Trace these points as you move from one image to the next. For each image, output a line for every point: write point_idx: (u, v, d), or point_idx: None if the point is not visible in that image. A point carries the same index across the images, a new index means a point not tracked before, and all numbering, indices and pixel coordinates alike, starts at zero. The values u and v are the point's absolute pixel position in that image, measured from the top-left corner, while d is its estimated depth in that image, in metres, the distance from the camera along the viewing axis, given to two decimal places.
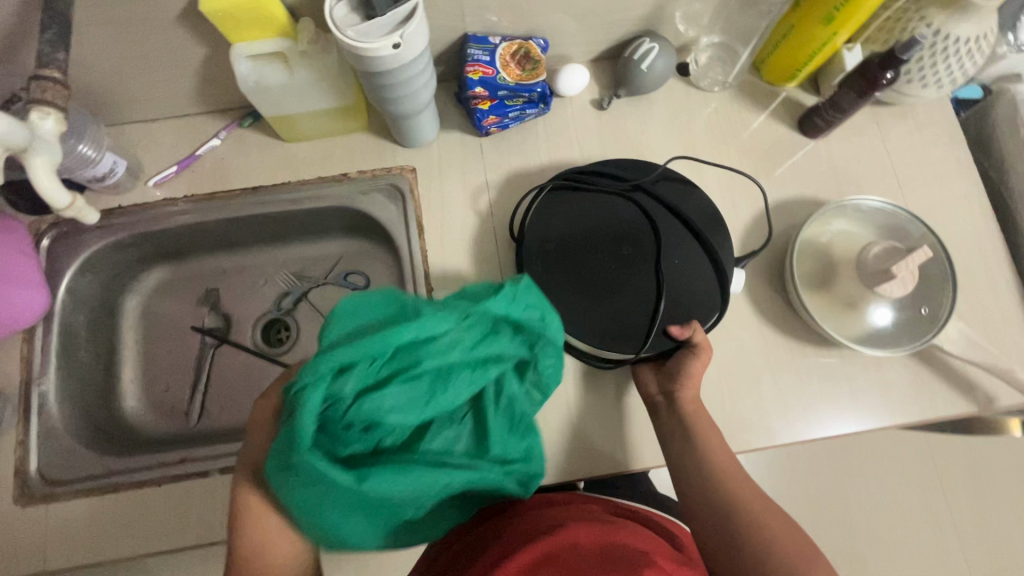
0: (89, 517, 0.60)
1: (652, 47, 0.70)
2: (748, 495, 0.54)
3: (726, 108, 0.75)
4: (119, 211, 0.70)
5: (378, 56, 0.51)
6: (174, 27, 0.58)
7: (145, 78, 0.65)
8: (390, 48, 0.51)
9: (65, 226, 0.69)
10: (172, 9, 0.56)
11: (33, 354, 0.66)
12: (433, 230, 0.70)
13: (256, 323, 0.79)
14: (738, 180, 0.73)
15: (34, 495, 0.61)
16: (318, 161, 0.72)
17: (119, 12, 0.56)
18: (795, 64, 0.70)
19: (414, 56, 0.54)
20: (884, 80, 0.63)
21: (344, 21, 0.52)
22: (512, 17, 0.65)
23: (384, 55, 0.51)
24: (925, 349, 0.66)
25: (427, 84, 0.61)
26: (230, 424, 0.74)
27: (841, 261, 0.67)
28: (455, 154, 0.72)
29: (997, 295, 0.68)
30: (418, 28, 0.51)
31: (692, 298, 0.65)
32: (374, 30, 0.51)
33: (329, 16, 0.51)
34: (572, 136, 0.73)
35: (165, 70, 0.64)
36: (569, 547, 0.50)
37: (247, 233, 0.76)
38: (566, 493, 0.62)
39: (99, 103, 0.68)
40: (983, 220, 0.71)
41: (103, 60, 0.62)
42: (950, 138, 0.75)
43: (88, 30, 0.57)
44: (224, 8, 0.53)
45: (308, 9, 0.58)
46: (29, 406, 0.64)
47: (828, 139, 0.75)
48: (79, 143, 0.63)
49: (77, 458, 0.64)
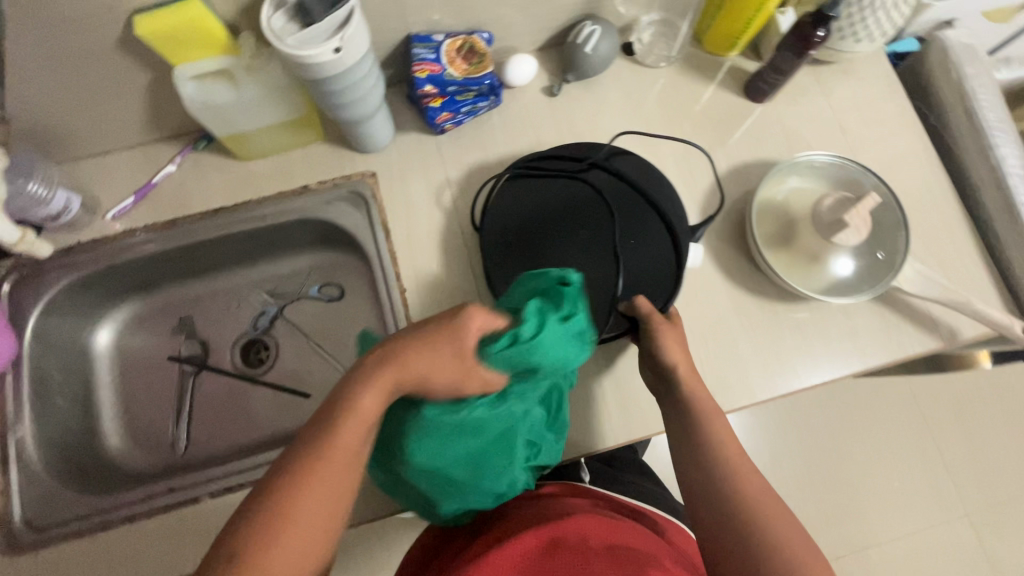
0: (80, 558, 0.59)
1: (593, 30, 0.71)
2: (730, 452, 0.55)
3: (674, 82, 0.77)
4: (79, 247, 0.69)
5: (321, 63, 0.52)
6: (113, 55, 0.58)
7: (91, 112, 0.65)
8: (331, 53, 0.51)
9: (24, 269, 0.68)
10: (108, 37, 0.55)
11: (7, 402, 0.65)
12: (399, 232, 0.70)
13: (234, 344, 0.79)
14: (693, 151, 0.74)
15: (22, 543, 0.60)
16: (277, 176, 0.72)
17: (53, 46, 0.55)
18: (733, 32, 0.72)
19: (357, 59, 0.54)
20: (817, 38, 0.65)
21: (282, 31, 0.52)
22: (453, 13, 0.66)
23: (325, 61, 0.51)
24: (888, 293, 0.68)
25: (375, 87, 0.61)
26: (218, 450, 0.74)
27: (798, 217, 0.69)
28: (414, 155, 0.72)
29: (951, 234, 0.70)
30: (357, 31, 0.52)
31: (649, 273, 0.66)
32: (313, 36, 0.51)
33: (267, 27, 0.51)
34: (527, 125, 0.74)
35: (109, 101, 0.64)
36: (575, 537, 0.52)
37: (214, 257, 0.76)
38: (566, 484, 0.65)
39: (46, 141, 0.67)
40: (929, 164, 0.74)
41: (44, 97, 0.61)
42: (891, 89, 0.77)
43: (24, 67, 0.57)
44: (161, 29, 0.52)
45: (247, 24, 0.58)
46: (8, 455, 0.64)
47: (775, 102, 0.76)
48: (29, 182, 0.63)
49: (63, 501, 0.64)
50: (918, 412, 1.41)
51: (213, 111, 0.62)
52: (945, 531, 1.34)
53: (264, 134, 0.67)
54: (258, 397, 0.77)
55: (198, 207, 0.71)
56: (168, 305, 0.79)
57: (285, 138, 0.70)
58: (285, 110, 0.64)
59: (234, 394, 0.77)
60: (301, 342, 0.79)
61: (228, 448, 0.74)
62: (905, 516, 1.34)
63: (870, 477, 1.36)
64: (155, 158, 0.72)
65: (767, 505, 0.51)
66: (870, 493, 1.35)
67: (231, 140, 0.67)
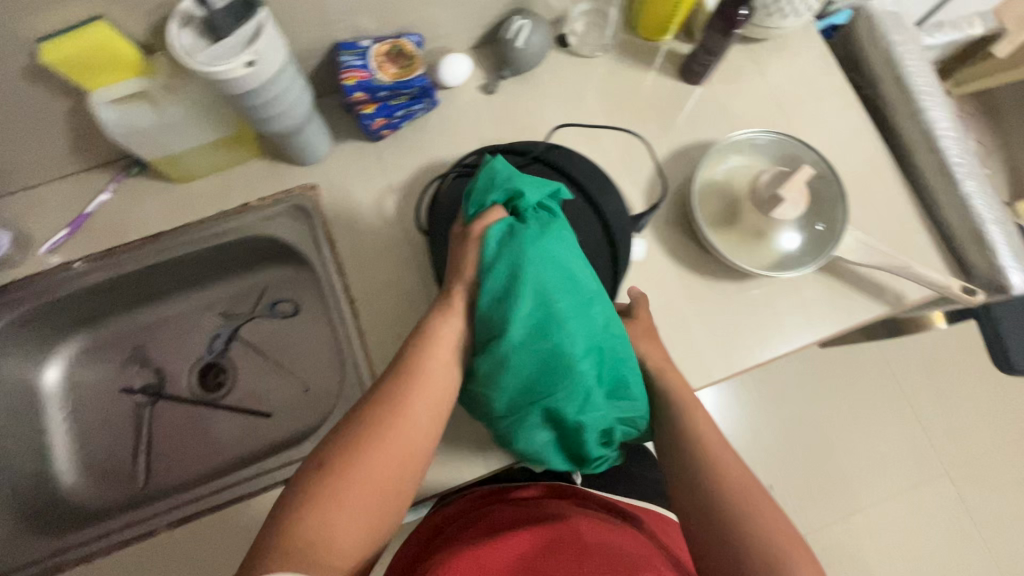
0: None
1: (523, 24, 0.70)
2: (682, 437, 0.56)
3: (612, 70, 0.77)
4: (14, 284, 0.67)
5: (237, 79, 0.51)
6: (24, 86, 0.56)
7: (13, 147, 0.63)
8: (244, 67, 0.50)
9: None
10: (16, 68, 0.54)
11: None
12: (344, 243, 0.69)
13: (190, 370, 0.77)
14: (634, 138, 0.74)
15: None
16: (216, 196, 0.70)
17: None
18: (662, 16, 0.72)
19: (274, 70, 0.53)
20: (740, 16, 0.65)
21: (192, 47, 0.50)
22: (377, 17, 0.65)
23: (240, 75, 0.50)
24: (830, 262, 0.69)
25: (301, 96, 0.60)
26: (180, 478, 0.73)
27: (740, 195, 0.69)
28: (354, 163, 0.72)
29: (891, 200, 0.72)
30: (270, 41, 0.51)
31: None
32: (224, 50, 0.50)
33: (175, 44, 0.49)
34: (467, 124, 0.74)
35: (29, 133, 0.62)
36: (569, 534, 0.53)
37: (160, 282, 0.74)
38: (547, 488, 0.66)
39: None
40: (866, 133, 0.75)
41: None
42: (826, 62, 0.78)
43: None
44: (67, 55, 0.51)
45: (162, 44, 0.57)
46: None
47: (712, 83, 0.77)
48: None
49: (20, 545, 0.63)
50: (891, 376, 1.43)
51: (136, 135, 0.60)
52: (927, 490, 1.37)
53: (195, 154, 0.66)
54: (220, 420, 0.76)
55: (136, 234, 0.69)
56: (115, 335, 0.77)
57: (220, 156, 0.68)
58: (212, 127, 0.62)
59: (195, 419, 0.75)
60: (259, 361, 0.78)
61: (193, 475, 0.73)
62: (887, 480, 1.36)
63: (851, 445, 1.38)
64: (88, 189, 0.70)
65: (720, 484, 0.52)
66: (852, 460, 1.37)
67: (162, 162, 0.65)
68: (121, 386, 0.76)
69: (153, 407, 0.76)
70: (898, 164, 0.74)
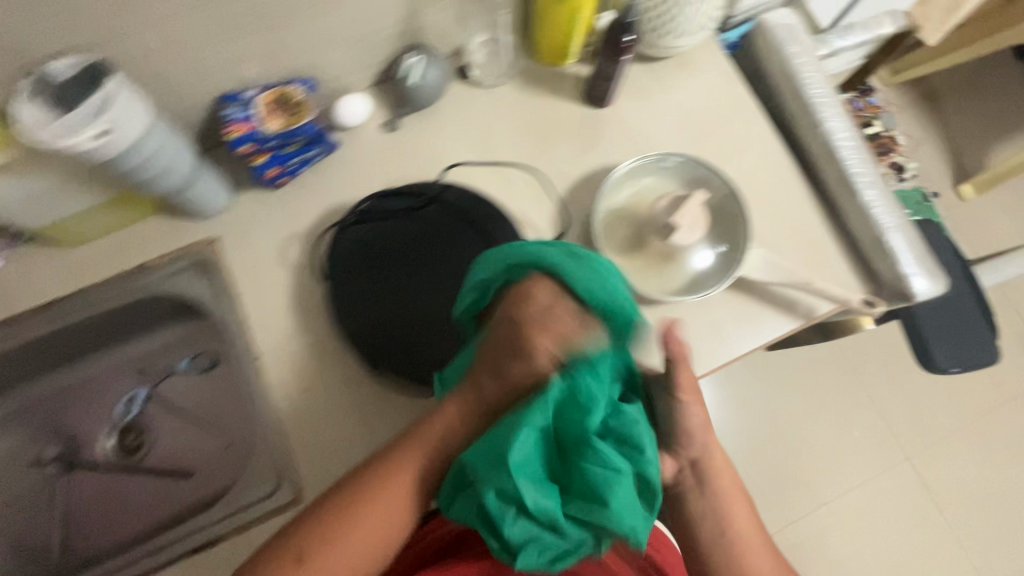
0: None
1: (416, 61, 0.70)
2: None
3: (516, 98, 0.76)
4: None
5: (86, 153, 0.49)
6: None
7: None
8: (93, 139, 0.49)
9: None
10: None
11: None
12: (244, 298, 0.68)
13: (109, 432, 0.75)
14: (540, 170, 0.74)
15: None
16: (110, 258, 0.69)
17: None
18: (555, 42, 0.72)
19: (134, 138, 0.52)
20: (626, 44, 0.67)
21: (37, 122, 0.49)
22: (259, 67, 0.64)
23: (89, 148, 0.49)
24: (742, 282, 0.69)
25: (180, 158, 0.59)
26: (94, 549, 0.71)
27: (643, 219, 0.69)
28: (253, 215, 0.70)
29: (805, 217, 0.72)
30: (121, 109, 0.50)
31: None
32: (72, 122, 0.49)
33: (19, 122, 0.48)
34: (371, 166, 0.73)
35: None
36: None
37: (67, 348, 0.72)
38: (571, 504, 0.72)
39: None
40: (777, 149, 0.75)
41: None
42: (731, 77, 0.78)
43: None
44: None
45: None
46: None
47: (620, 103, 0.76)
48: None
49: None
50: (852, 372, 1.44)
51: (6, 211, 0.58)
52: (888, 480, 1.38)
53: (80, 218, 0.64)
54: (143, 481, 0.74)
55: (33, 300, 0.67)
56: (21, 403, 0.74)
57: (110, 217, 0.67)
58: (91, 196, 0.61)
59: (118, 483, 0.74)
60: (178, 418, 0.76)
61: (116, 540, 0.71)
62: (849, 472, 1.37)
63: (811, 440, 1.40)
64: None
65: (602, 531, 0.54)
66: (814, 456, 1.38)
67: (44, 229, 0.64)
68: (35, 454, 0.74)
69: (73, 473, 0.74)
70: (810, 177, 0.75)
